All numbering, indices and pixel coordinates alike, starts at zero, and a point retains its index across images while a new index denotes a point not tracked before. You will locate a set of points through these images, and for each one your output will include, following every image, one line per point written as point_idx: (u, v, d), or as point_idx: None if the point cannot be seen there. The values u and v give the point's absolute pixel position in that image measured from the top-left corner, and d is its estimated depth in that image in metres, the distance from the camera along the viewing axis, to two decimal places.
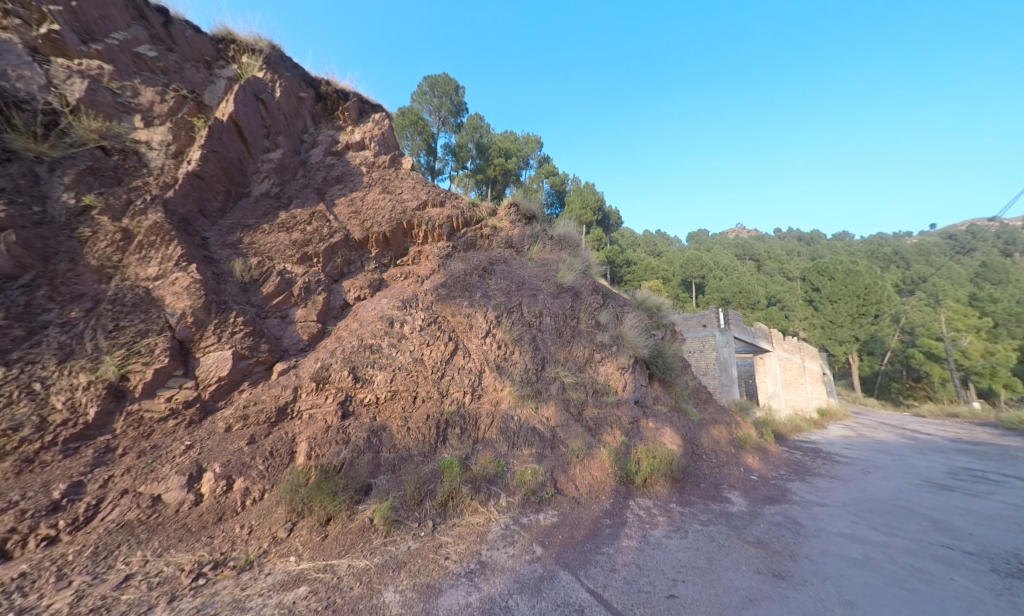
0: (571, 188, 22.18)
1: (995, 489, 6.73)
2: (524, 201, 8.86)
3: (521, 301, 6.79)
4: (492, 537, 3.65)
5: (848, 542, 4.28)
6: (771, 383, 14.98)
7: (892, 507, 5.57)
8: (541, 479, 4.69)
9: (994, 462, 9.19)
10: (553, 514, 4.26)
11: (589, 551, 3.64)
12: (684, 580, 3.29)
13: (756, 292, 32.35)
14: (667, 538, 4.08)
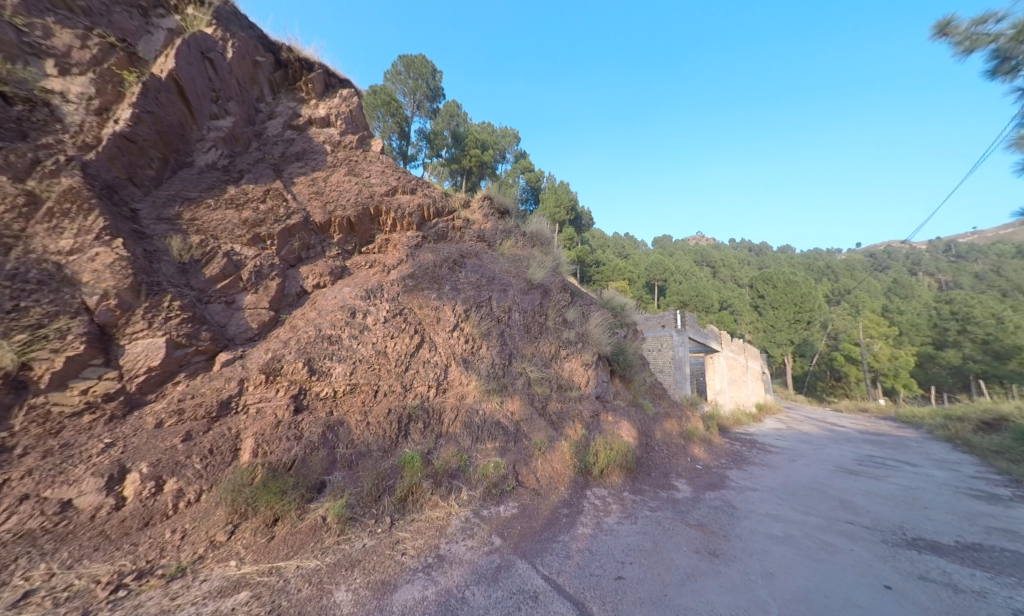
0: (546, 184, 22.27)
1: (893, 472, 7.61)
2: (497, 194, 8.77)
3: (491, 296, 6.70)
4: (451, 530, 3.58)
5: (772, 521, 4.61)
6: (719, 380, 15.88)
7: (809, 489, 6.12)
8: (502, 472, 4.66)
9: (894, 449, 10.43)
10: (513, 506, 4.24)
11: (544, 540, 3.66)
12: (632, 563, 3.38)
13: (712, 296, 34.22)
14: (619, 525, 4.19)
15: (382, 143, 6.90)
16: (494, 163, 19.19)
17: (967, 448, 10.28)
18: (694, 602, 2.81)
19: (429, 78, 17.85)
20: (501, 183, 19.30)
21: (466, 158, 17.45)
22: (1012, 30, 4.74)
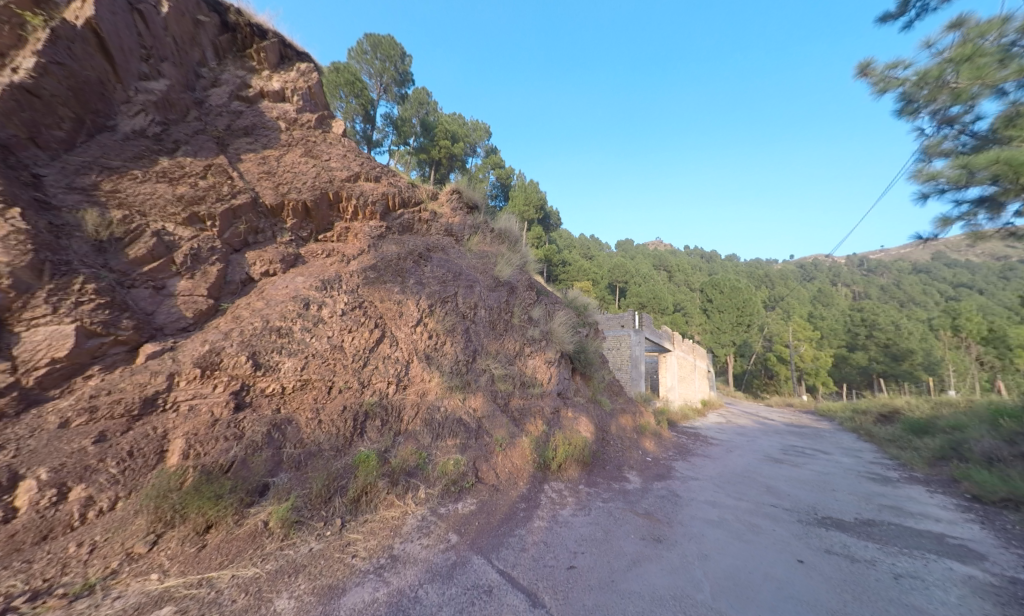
0: (516, 182, 22.28)
1: (810, 459, 8.43)
2: (467, 189, 8.67)
3: (457, 291, 6.57)
4: (406, 530, 3.45)
5: (709, 507, 4.92)
6: (671, 378, 16.66)
7: (741, 476, 6.62)
8: (462, 469, 4.57)
9: (810, 438, 11.64)
10: (471, 503, 4.18)
11: (500, 534, 3.63)
12: (583, 552, 3.45)
13: (669, 300, 35.89)
14: (574, 516, 4.26)
15: (344, 125, 6.59)
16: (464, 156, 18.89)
17: (868, 437, 11.71)
18: (638, 585, 2.95)
19: (397, 61, 17.22)
20: (471, 177, 19.05)
21: (435, 149, 16.98)
22: (915, 75, 5.33)
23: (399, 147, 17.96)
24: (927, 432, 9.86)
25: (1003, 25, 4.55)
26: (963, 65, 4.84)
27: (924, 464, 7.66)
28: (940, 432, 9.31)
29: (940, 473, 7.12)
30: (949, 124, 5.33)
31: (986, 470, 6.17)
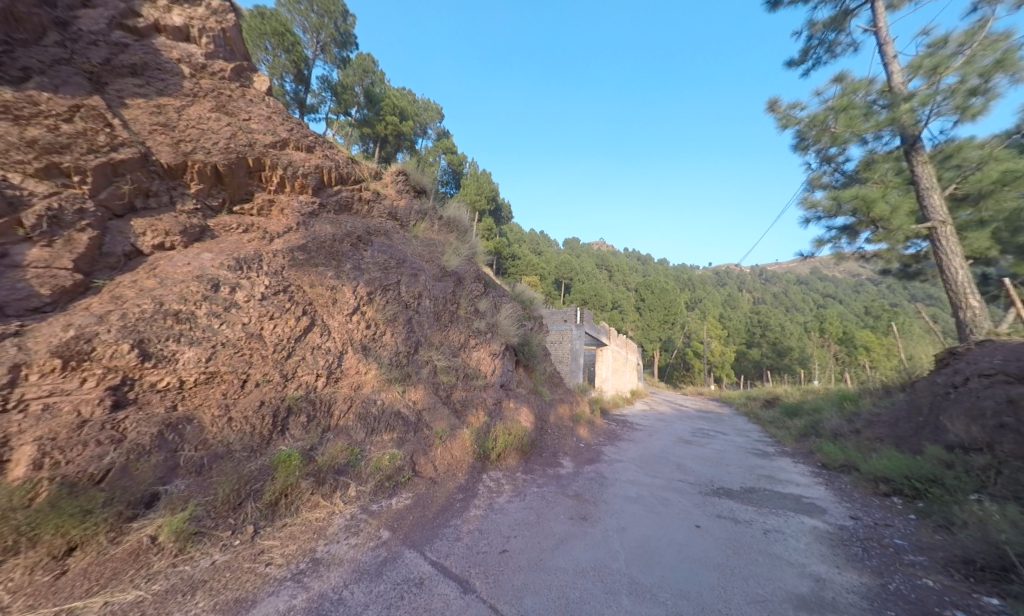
0: (468, 170, 21.74)
1: (711, 439, 9.45)
2: (414, 171, 8.22)
3: (399, 279, 6.20)
4: (332, 531, 3.16)
5: (630, 485, 5.30)
6: (606, 371, 17.50)
7: (657, 456, 7.20)
8: (399, 463, 4.35)
9: (711, 421, 13.12)
10: (407, 497, 3.98)
11: (435, 526, 3.53)
12: (516, 537, 3.52)
13: (608, 297, 37.73)
14: (510, 503, 4.28)
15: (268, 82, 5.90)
16: (412, 136, 17.93)
17: (755, 419, 13.55)
18: (563, 561, 3.15)
19: (337, 19, 15.79)
20: (420, 159, 18.15)
21: (380, 124, 15.90)
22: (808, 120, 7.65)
23: (339, 117, 16.54)
24: (795, 414, 11.68)
25: (868, 87, 7.04)
26: (842, 111, 7.10)
27: (792, 440, 9.04)
28: (804, 414, 11.03)
29: (802, 446, 8.48)
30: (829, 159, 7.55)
31: (831, 442, 7.47)
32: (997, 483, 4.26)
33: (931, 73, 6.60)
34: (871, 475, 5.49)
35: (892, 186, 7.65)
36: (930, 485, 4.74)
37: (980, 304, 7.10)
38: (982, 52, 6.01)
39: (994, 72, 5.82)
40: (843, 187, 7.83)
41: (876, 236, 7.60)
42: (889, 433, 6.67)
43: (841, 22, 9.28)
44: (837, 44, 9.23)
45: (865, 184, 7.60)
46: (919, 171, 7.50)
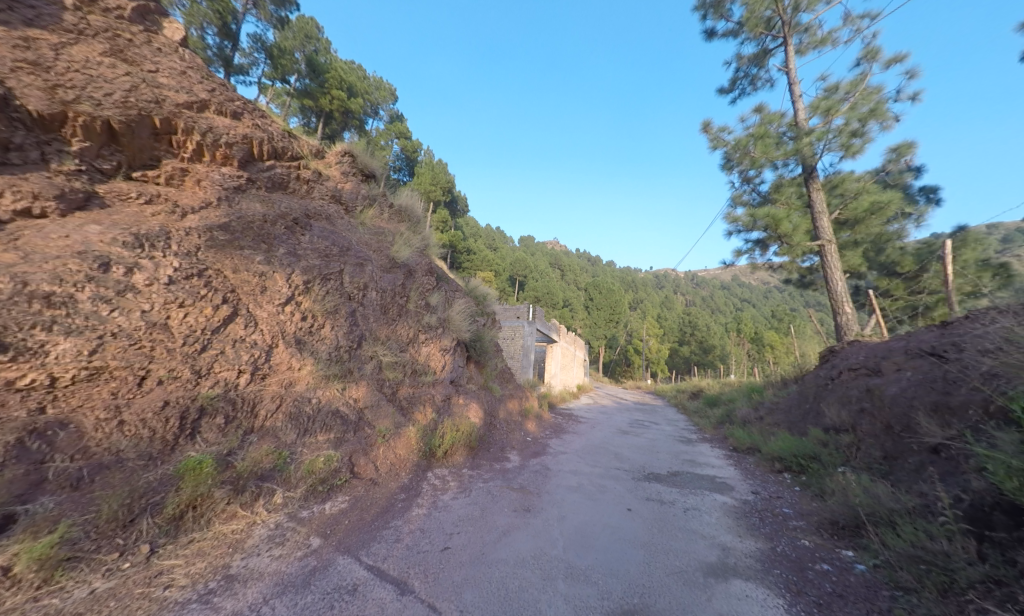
0: (423, 158, 20.97)
1: (646, 429, 10.01)
2: (362, 153, 7.71)
3: (342, 268, 5.74)
4: (252, 543, 2.80)
5: (571, 474, 5.41)
6: (556, 367, 17.85)
7: (598, 446, 7.45)
8: (336, 464, 4.01)
9: (646, 412, 13.98)
10: (343, 500, 3.68)
11: (373, 528, 3.31)
12: (459, 533, 3.46)
13: (560, 296, 38.50)
14: (454, 500, 4.16)
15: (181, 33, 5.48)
16: (362, 116, 16.87)
17: (682, 409, 14.69)
18: (505, 552, 3.19)
19: None
20: (371, 141, 17.13)
21: (321, 96, 14.64)
22: (733, 143, 8.97)
23: (275, 83, 15.05)
24: (714, 403, 12.85)
25: (778, 121, 8.59)
26: (759, 140, 8.41)
27: (711, 426, 9.88)
28: (721, 403, 12.22)
29: (718, 432, 9.32)
30: (748, 181, 9.08)
31: (741, 428, 8.28)
32: (857, 456, 4.99)
33: (825, 113, 8.34)
34: (769, 455, 6.19)
35: (794, 208, 9.04)
36: (810, 461, 5.47)
37: (853, 311, 8.41)
38: (861, 102, 7.89)
39: (869, 118, 7.74)
40: (758, 205, 9.31)
41: (781, 249, 9.07)
42: (784, 418, 7.53)
43: (762, 58, 10.26)
44: (759, 79, 10.27)
45: (774, 204, 9.12)
46: (814, 197, 8.96)
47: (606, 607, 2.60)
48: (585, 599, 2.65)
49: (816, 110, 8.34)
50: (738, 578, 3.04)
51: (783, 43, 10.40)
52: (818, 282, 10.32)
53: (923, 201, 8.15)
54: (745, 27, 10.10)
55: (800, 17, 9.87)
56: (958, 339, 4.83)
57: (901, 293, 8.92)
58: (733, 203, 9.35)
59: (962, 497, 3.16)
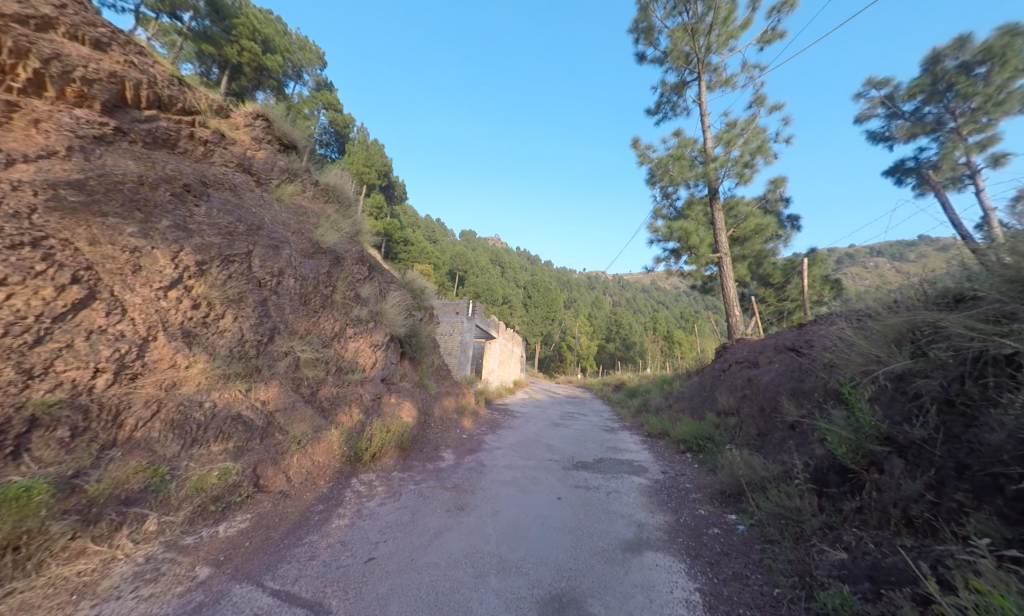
0: (355, 135, 19.33)
1: (575, 420, 10.29)
2: (279, 120, 6.74)
3: (250, 250, 4.88)
4: (109, 585, 2.15)
5: (506, 469, 5.23)
6: (493, 363, 17.70)
7: (531, 439, 7.41)
8: (236, 477, 3.36)
9: (576, 405, 14.49)
10: (242, 519, 3.06)
11: (280, 548, 2.78)
12: (386, 540, 3.07)
13: (499, 293, 38.39)
14: (381, 505, 3.73)
15: None
16: (282, 79, 14.94)
17: (608, 400, 15.53)
18: (437, 555, 2.88)
19: None
20: (294, 108, 15.26)
21: (226, 43, 12.19)
22: (656, 160, 9.63)
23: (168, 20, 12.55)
24: (632, 394, 13.78)
25: (691, 146, 9.39)
26: (676, 160, 9.20)
27: (630, 415, 10.51)
28: (639, 394, 13.15)
29: (636, 419, 9.95)
30: (666, 197, 9.82)
31: (655, 415, 8.91)
32: (739, 434, 5.54)
33: (726, 144, 9.32)
34: (675, 438, 6.68)
35: (701, 224, 9.94)
36: (705, 441, 5.99)
37: (740, 313, 9.43)
38: (752, 139, 8.98)
39: (757, 153, 8.81)
40: (674, 220, 10.13)
41: (689, 259, 9.99)
42: (687, 405, 8.28)
43: (682, 88, 11.15)
44: (678, 106, 11.12)
45: (686, 219, 9.98)
46: (716, 216, 9.69)
47: (536, 595, 2.48)
48: (516, 591, 2.50)
49: (719, 141, 9.33)
50: (652, 550, 3.17)
51: (698, 78, 11.34)
52: (717, 288, 11.75)
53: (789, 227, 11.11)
54: (669, 58, 10.90)
55: (712, 57, 10.76)
56: (811, 337, 5.61)
57: (772, 301, 11.50)
58: (653, 215, 10.04)
59: (810, 462, 3.55)
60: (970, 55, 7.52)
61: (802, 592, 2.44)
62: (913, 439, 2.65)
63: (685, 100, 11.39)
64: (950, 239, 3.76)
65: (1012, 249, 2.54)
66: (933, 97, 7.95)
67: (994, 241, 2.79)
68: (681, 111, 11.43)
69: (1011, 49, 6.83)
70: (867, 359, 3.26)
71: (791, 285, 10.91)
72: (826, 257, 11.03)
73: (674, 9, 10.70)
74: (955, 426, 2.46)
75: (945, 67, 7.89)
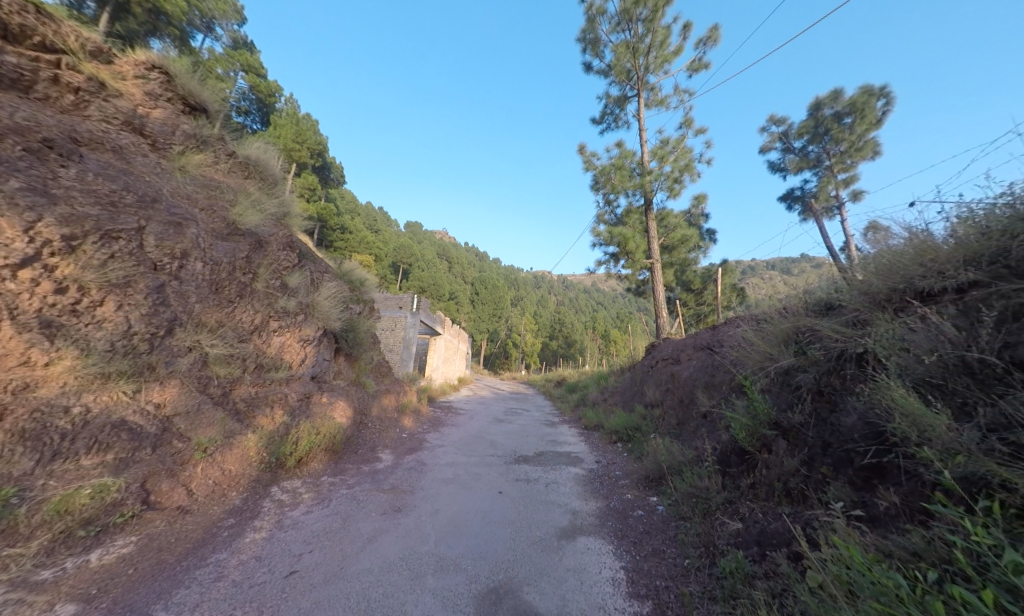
0: (283, 108, 17.48)
1: (518, 416, 10.34)
2: (182, 76, 5.77)
3: (143, 225, 4.09)
4: None
5: (448, 467, 5.03)
6: (438, 360, 17.19)
7: (474, 436, 7.25)
8: (118, 495, 2.78)
9: (520, 401, 14.64)
10: (124, 543, 2.52)
11: (176, 571, 2.34)
12: (312, 551, 2.73)
13: (446, 288, 37.42)
14: (307, 514, 3.34)
15: None
16: (191, 33, 12.95)
17: (550, 395, 15.90)
18: (369, 561, 2.62)
19: None
20: (207, 67, 13.31)
21: None
22: (600, 167, 9.96)
23: None
24: (573, 389, 14.25)
25: (631, 157, 9.86)
26: (617, 170, 9.61)
27: (570, 409, 10.83)
28: (578, 388, 13.62)
29: (575, 413, 10.26)
30: (607, 205, 10.23)
31: (593, 409, 9.24)
32: (662, 424, 5.91)
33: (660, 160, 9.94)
34: (609, 430, 6.96)
35: (638, 232, 10.47)
36: (634, 431, 6.31)
37: (667, 316, 10.09)
38: (681, 157, 9.70)
39: (684, 171, 9.54)
40: (614, 226, 10.56)
41: (627, 263, 10.48)
42: (621, 398, 8.70)
43: (624, 102, 11.63)
44: (620, 119, 11.61)
45: (625, 225, 10.45)
46: (651, 226, 10.12)
47: (474, 590, 2.35)
48: (453, 588, 2.35)
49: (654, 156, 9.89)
50: (584, 535, 3.19)
51: (637, 94, 11.94)
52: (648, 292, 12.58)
53: (707, 240, 12.36)
54: (613, 72, 11.30)
55: (649, 77, 11.37)
56: (722, 337, 6.14)
57: (692, 304, 13.16)
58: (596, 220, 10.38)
59: (717, 446, 3.83)
60: (841, 107, 12.04)
61: (707, 560, 2.65)
62: (793, 423, 2.94)
63: (626, 113, 11.91)
64: (823, 259, 4.36)
65: (864, 268, 2.87)
66: (817, 139, 12.46)
67: (855, 260, 3.10)
68: (622, 124, 11.95)
69: (867, 106, 11.49)
70: (764, 357, 3.56)
71: (707, 292, 12.74)
72: (734, 268, 12.47)
73: (618, 25, 11.12)
74: (822, 410, 2.77)
75: (824, 113, 12.33)
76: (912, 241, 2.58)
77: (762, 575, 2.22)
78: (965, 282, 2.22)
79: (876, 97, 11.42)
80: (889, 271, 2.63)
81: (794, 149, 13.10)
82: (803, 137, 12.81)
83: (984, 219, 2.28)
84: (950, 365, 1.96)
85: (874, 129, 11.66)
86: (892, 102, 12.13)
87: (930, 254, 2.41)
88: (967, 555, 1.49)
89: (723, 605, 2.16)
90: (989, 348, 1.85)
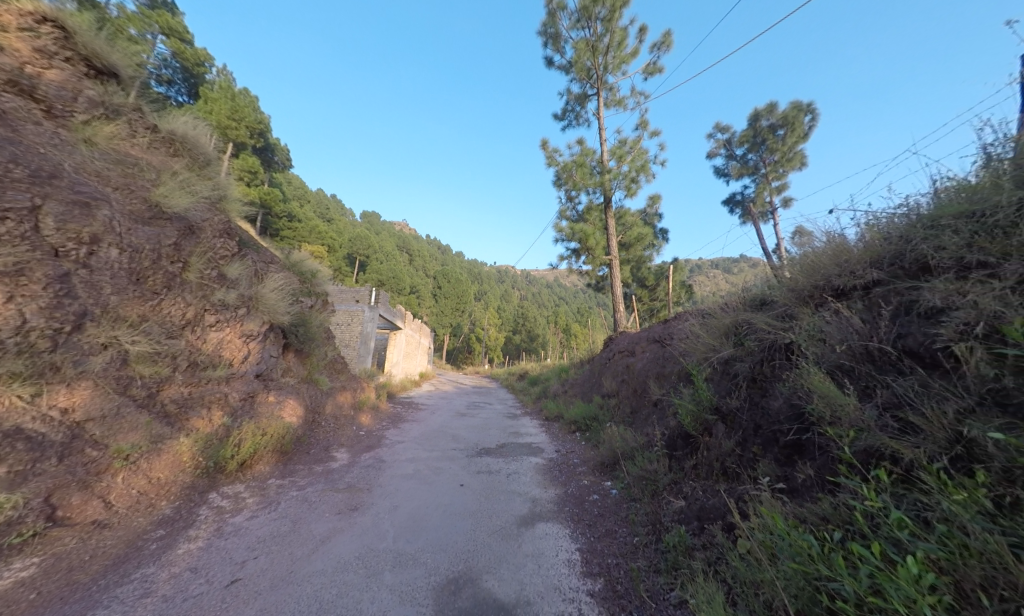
0: (214, 80, 15.82)
1: (480, 409, 10.32)
2: (83, 33, 5.01)
3: (41, 203, 3.54)
4: None
5: (408, 463, 4.91)
6: (399, 355, 16.69)
7: (436, 431, 7.13)
8: (13, 513, 2.41)
9: (483, 394, 14.64)
10: (22, 567, 2.20)
11: (91, 592, 2.08)
12: (257, 557, 2.54)
13: (406, 282, 36.30)
14: (251, 519, 3.10)
15: None
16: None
17: (513, 388, 16.02)
18: (322, 563, 2.49)
19: None
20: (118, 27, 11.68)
21: None
22: (562, 164, 10.05)
23: None
24: (535, 381, 14.43)
25: (591, 155, 10.05)
26: (579, 167, 9.75)
27: (532, 401, 10.96)
28: (540, 381, 13.82)
29: (537, 405, 10.41)
30: (569, 201, 10.37)
31: (554, 400, 9.42)
32: (618, 412, 6.15)
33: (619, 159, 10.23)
34: (569, 420, 7.13)
35: (598, 229, 10.72)
36: (592, 420, 6.52)
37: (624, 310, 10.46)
38: (637, 157, 10.03)
39: (641, 171, 9.89)
40: (575, 222, 10.75)
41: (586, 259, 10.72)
42: (580, 390, 8.94)
43: (585, 100, 11.79)
44: (581, 116, 11.76)
45: (586, 221, 10.66)
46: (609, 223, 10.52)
47: (433, 582, 2.31)
48: (411, 583, 2.29)
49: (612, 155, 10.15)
50: (543, 521, 3.26)
51: (597, 93, 12.15)
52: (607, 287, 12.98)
53: (660, 239, 12.94)
54: (574, 70, 11.39)
55: (608, 77, 11.59)
56: (672, 330, 6.48)
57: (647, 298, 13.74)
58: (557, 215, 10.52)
59: (665, 431, 4.04)
60: (775, 119, 13.03)
61: (654, 536, 2.80)
62: (731, 408, 3.17)
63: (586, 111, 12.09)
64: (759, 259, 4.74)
65: (791, 268, 3.13)
66: (755, 147, 13.45)
67: (785, 261, 3.38)
68: (583, 122, 12.12)
69: (797, 120, 12.57)
70: (709, 348, 3.79)
71: (661, 287, 13.36)
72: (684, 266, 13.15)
73: (578, 22, 11.20)
74: (754, 395, 3.00)
75: (761, 124, 13.29)
76: (829, 244, 2.84)
77: (701, 546, 2.38)
78: (870, 281, 2.49)
79: (805, 112, 12.54)
80: (812, 269, 2.88)
81: (735, 155, 14.04)
82: (743, 145, 13.77)
83: (886, 226, 2.57)
84: (857, 353, 2.19)
85: (803, 141, 12.80)
86: (817, 117, 13.33)
87: (845, 255, 2.68)
88: (863, 516, 1.69)
89: (667, 576, 2.30)
90: (886, 338, 2.09)
